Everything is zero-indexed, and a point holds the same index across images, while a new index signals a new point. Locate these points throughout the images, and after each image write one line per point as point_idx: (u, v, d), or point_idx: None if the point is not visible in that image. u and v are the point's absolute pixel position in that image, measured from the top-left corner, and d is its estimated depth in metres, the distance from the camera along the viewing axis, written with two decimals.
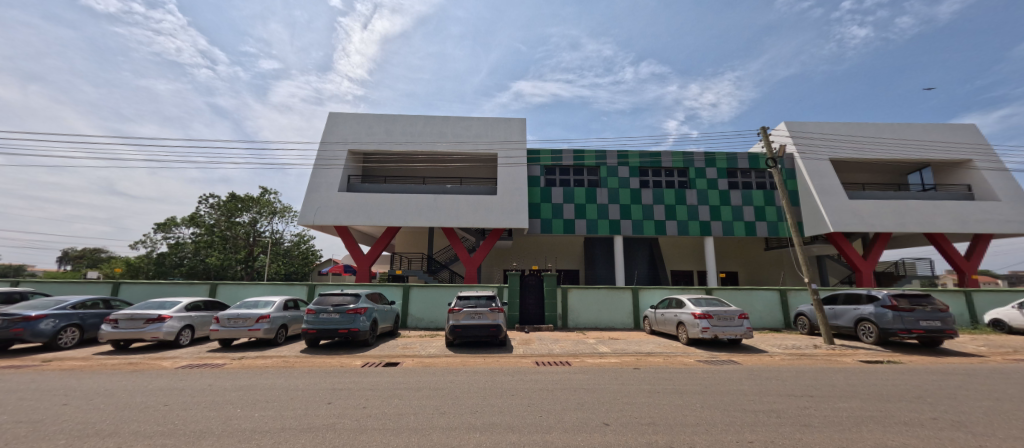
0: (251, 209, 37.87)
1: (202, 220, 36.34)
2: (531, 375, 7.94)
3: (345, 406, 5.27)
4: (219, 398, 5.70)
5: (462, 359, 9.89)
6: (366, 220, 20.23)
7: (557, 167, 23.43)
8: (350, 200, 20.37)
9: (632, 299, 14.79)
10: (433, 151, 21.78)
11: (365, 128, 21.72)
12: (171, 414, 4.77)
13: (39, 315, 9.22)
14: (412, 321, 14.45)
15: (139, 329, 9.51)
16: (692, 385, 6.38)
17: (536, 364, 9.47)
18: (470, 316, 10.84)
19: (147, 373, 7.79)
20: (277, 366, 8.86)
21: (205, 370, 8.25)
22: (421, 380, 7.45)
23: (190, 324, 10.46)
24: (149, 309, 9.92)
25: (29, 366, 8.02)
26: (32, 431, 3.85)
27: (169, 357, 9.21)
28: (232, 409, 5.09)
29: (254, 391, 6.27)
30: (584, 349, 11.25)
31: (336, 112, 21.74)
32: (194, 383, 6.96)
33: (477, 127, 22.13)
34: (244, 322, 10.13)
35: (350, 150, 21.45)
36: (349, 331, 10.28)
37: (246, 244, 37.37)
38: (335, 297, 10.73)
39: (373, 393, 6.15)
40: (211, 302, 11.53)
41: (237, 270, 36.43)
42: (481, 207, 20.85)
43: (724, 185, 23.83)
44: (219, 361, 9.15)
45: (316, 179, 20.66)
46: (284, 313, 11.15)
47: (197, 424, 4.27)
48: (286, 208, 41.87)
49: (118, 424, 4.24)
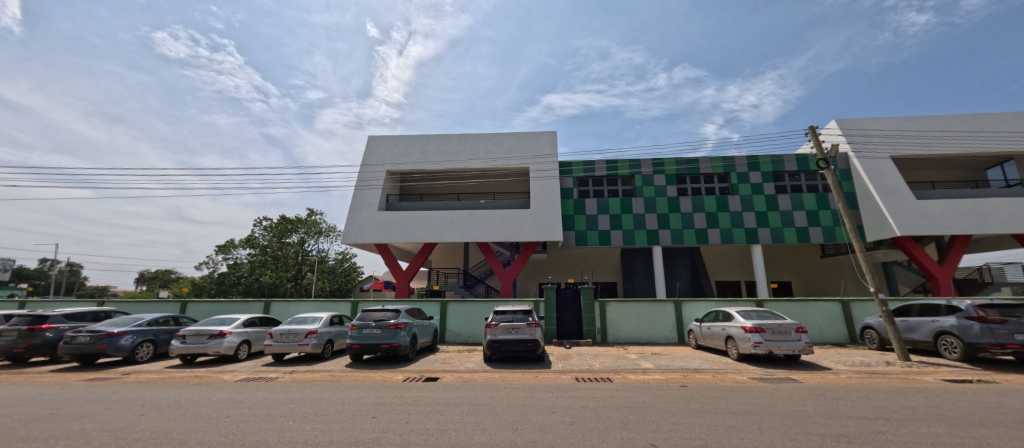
0: (299, 230, 40.30)
1: (257, 242, 38.98)
2: (572, 391, 7.74)
3: (387, 421, 5.38)
4: (274, 411, 6.02)
5: (502, 375, 9.83)
6: (404, 237, 20.82)
7: (589, 178, 23.22)
8: (389, 218, 21.09)
9: (674, 313, 14.12)
10: (466, 168, 22.21)
11: (401, 150, 22.62)
12: (228, 425, 5.09)
13: (120, 331, 10.18)
14: (450, 336, 14.60)
15: (202, 344, 10.23)
16: (747, 405, 5.95)
17: (577, 380, 9.23)
18: (507, 330, 10.78)
19: (210, 387, 8.36)
20: (325, 380, 9.25)
21: (260, 384, 8.76)
22: (459, 396, 7.46)
23: (247, 339, 11.16)
24: (211, 326, 10.68)
25: (112, 378, 8.86)
26: (112, 441, 4.23)
27: (229, 370, 9.86)
28: (285, 421, 5.35)
29: (304, 404, 6.58)
30: (625, 365, 10.84)
31: (375, 136, 22.86)
32: (252, 396, 7.40)
33: (509, 142, 22.44)
34: (294, 337, 10.66)
35: (388, 171, 22.36)
36: (389, 346, 10.56)
37: (295, 262, 39.74)
38: (376, 313, 11.08)
39: (415, 409, 6.25)
40: (265, 318, 12.24)
41: (287, 287, 38.80)
42: (515, 221, 20.92)
43: (770, 189, 22.52)
44: (272, 375, 9.68)
45: (358, 200, 21.62)
46: (330, 328, 11.62)
47: (255, 435, 4.55)
48: (332, 228, 44.18)
49: (186, 434, 4.58)
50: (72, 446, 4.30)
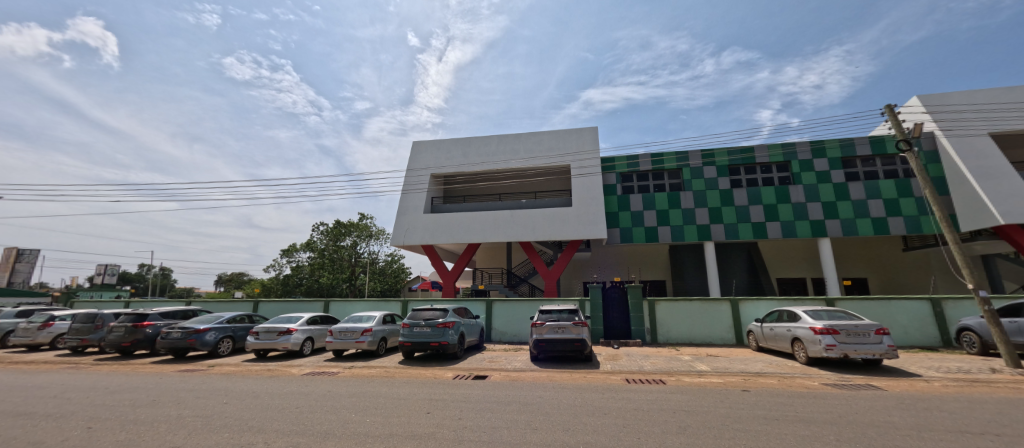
0: (352, 234, 42.87)
1: (315, 245, 42.01)
2: (622, 393, 7.54)
3: (440, 417, 5.54)
4: (338, 404, 6.44)
5: (549, 374, 9.79)
6: (449, 238, 21.36)
7: (633, 173, 22.53)
8: (434, 220, 21.76)
9: (731, 313, 13.29)
10: (507, 169, 22.38)
11: (444, 153, 23.27)
12: (298, 415, 5.50)
13: (205, 328, 11.38)
14: (496, 335, 14.79)
15: (273, 340, 11.19)
16: (818, 414, 5.46)
17: (627, 381, 8.97)
18: (553, 330, 10.70)
19: (281, 379, 9.11)
20: (381, 375, 9.73)
21: (324, 378, 9.41)
22: (508, 394, 7.53)
23: (311, 336, 12.02)
24: (280, 324, 11.62)
25: (200, 370, 9.94)
26: (203, 430, 4.74)
27: (297, 365, 10.68)
28: (348, 413, 5.69)
29: (363, 398, 6.95)
30: (678, 367, 10.36)
31: (419, 141, 23.70)
32: (316, 389, 7.96)
33: (549, 140, 22.32)
34: (351, 334, 11.30)
35: (432, 174, 23.07)
36: (439, 344, 10.89)
37: (350, 264, 42.32)
38: (426, 312, 11.47)
39: (466, 406, 6.38)
40: (325, 317, 13.11)
41: (343, 288, 41.43)
42: (557, 220, 20.75)
43: (839, 177, 20.56)
44: (334, 369, 10.36)
45: (405, 203, 22.51)
46: (384, 326, 12.20)
47: (322, 425, 4.89)
48: (382, 231, 46.58)
49: (263, 422, 5.02)
50: (171, 429, 4.86)
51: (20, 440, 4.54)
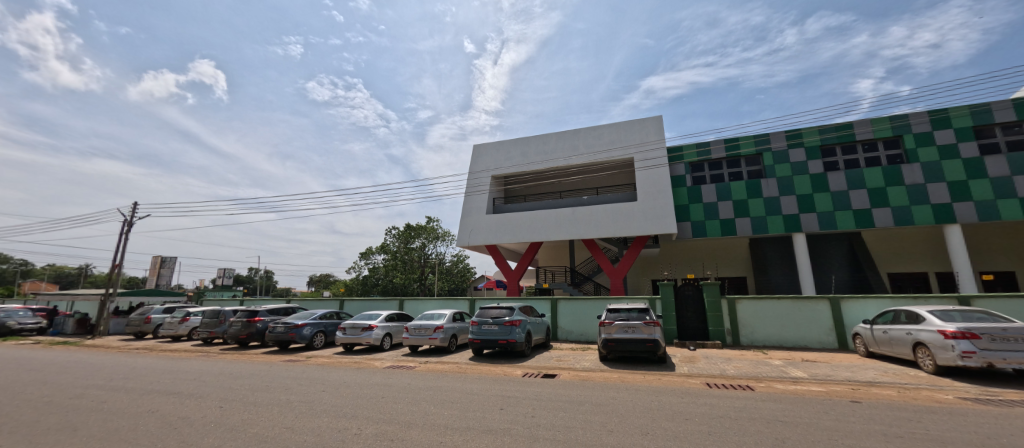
0: (421, 236, 45.58)
1: (389, 248, 45.38)
2: (702, 398, 7.04)
3: (514, 413, 5.63)
4: (418, 396, 6.85)
5: (621, 375, 9.46)
6: (512, 237, 21.69)
7: (704, 162, 21.00)
8: (497, 221, 22.25)
9: (830, 312, 11.78)
10: (567, 166, 22.14)
11: (503, 154, 23.69)
12: (385, 405, 5.96)
13: (302, 324, 12.85)
14: (562, 333, 14.68)
15: (358, 336, 12.25)
16: (956, 433, 4.59)
17: (708, 386, 8.34)
18: (623, 329, 10.32)
19: (366, 371, 9.96)
20: (454, 371, 10.17)
21: (403, 371, 10.10)
22: (578, 394, 7.42)
23: (389, 332, 12.97)
24: (363, 320, 12.70)
25: (301, 361, 11.24)
26: (307, 415, 5.33)
27: (379, 358, 11.61)
28: (427, 405, 6.02)
29: (440, 392, 7.32)
30: (767, 372, 9.40)
31: (479, 144, 24.41)
32: (397, 382, 8.56)
33: (610, 134, 21.66)
34: (425, 331, 11.97)
35: (492, 176, 23.61)
36: (507, 342, 11.08)
37: (419, 265, 45.05)
38: (493, 310, 11.74)
39: (537, 403, 6.41)
40: (401, 314, 14.04)
41: (414, 287, 44.25)
42: (621, 215, 20.06)
43: (969, 151, 17.31)
44: (411, 364, 11.06)
45: (468, 205, 23.31)
46: (454, 324, 12.73)
47: (406, 416, 5.23)
48: (447, 233, 48.90)
49: (355, 411, 5.53)
50: (282, 412, 5.55)
51: (173, 415, 5.48)
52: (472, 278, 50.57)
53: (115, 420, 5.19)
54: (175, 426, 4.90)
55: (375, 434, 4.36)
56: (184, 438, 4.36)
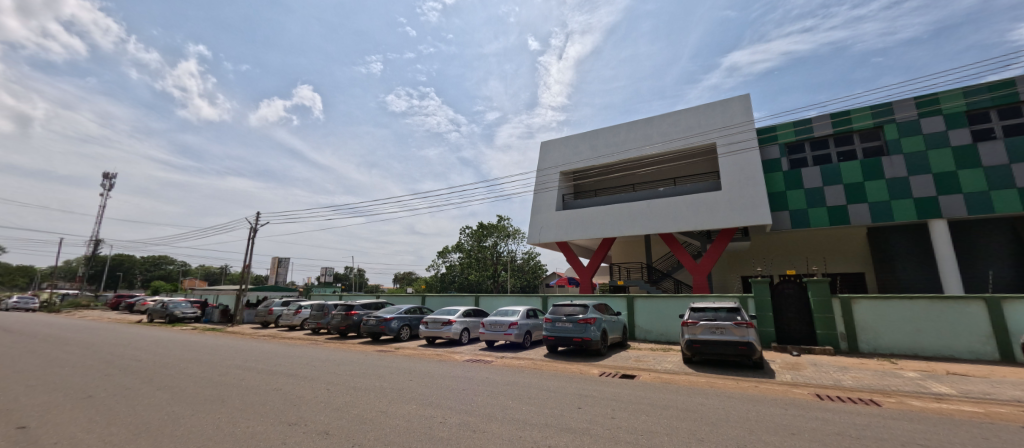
0: (493, 235, 47.16)
1: (464, 247, 47.74)
2: (811, 411, 6.17)
3: (593, 413, 5.51)
4: (497, 390, 7.07)
5: (709, 380, 8.73)
6: (583, 234, 21.32)
7: (805, 141, 18.43)
8: (567, 217, 22.03)
9: (987, 316, 9.55)
10: (640, 157, 21.08)
11: (572, 149, 23.35)
12: (465, 396, 6.27)
13: (390, 317, 14.11)
14: (640, 333, 14.05)
15: (439, 329, 13.08)
16: None
17: (818, 398, 7.29)
18: (709, 330, 9.49)
19: (448, 364, 10.58)
20: (530, 367, 10.32)
21: (481, 365, 10.53)
22: (661, 397, 7.02)
23: (467, 327, 13.63)
24: (443, 315, 13.51)
25: (391, 351, 12.36)
26: (399, 401, 5.82)
27: (459, 352, 12.27)
28: (506, 400, 6.18)
29: (518, 387, 7.47)
30: (898, 386, 7.91)
31: (547, 141, 24.38)
32: (476, 375, 8.94)
33: (688, 119, 20.12)
34: (500, 327, 12.33)
35: (561, 171, 23.42)
36: (582, 340, 10.91)
37: (492, 263, 46.68)
38: (566, 307, 11.66)
39: (617, 405, 6.20)
40: (477, 310, 14.66)
41: (488, 284, 46.02)
42: (703, 206, 18.52)
43: None
44: (489, 358, 11.49)
45: (537, 202, 23.43)
46: (528, 321, 12.91)
47: (486, 409, 5.44)
48: (518, 231, 49.87)
49: (440, 400, 5.89)
50: (378, 397, 6.14)
51: (292, 394, 6.40)
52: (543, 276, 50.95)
53: (250, 395, 6.22)
54: (293, 404, 5.70)
55: (459, 424, 4.58)
56: (300, 414, 5.05)
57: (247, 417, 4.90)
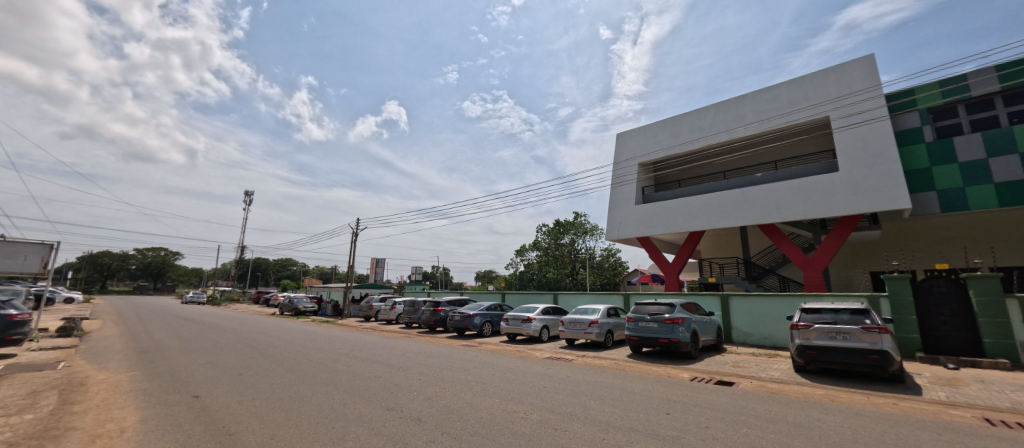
0: (570, 232, 46.77)
1: (541, 244, 48.10)
2: (978, 440, 4.93)
3: (684, 421, 5.13)
4: (578, 389, 7.01)
5: (829, 393, 7.50)
6: (667, 228, 19.97)
7: (959, 104, 14.81)
8: (648, 211, 20.83)
9: None
10: (733, 140, 18.98)
11: (651, 138, 21.99)
12: (546, 394, 6.32)
13: (473, 314, 14.86)
14: (738, 335, 12.69)
15: (519, 326, 13.40)
16: None
17: (990, 424, 5.77)
18: (827, 335, 8.06)
19: (528, 360, 10.79)
20: (612, 367, 10.01)
21: (561, 363, 10.54)
22: (766, 409, 6.24)
23: (547, 324, 13.72)
24: (522, 313, 13.80)
25: (475, 346, 13.02)
26: (483, 395, 6.11)
27: (539, 349, 12.42)
28: (588, 399, 6.08)
29: (600, 387, 7.30)
30: None
31: (623, 132, 23.32)
32: (557, 373, 8.97)
33: (790, 92, 17.56)
34: (579, 325, 12.17)
35: (639, 163, 22.21)
36: (669, 341, 10.20)
37: (570, 260, 46.35)
38: (650, 306, 11.03)
39: (711, 414, 5.68)
40: (556, 308, 14.67)
41: (567, 282, 45.91)
42: (815, 192, 16.02)
43: None
44: (569, 356, 11.43)
45: (615, 197, 22.56)
46: (608, 319, 12.51)
47: (568, 407, 5.44)
48: (596, 228, 48.74)
49: (522, 396, 6.06)
50: (465, 389, 6.53)
51: (390, 381, 7.13)
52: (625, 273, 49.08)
53: (357, 381, 7.09)
54: (391, 391, 6.36)
55: (541, 421, 4.65)
56: (397, 401, 5.61)
57: (355, 400, 5.60)
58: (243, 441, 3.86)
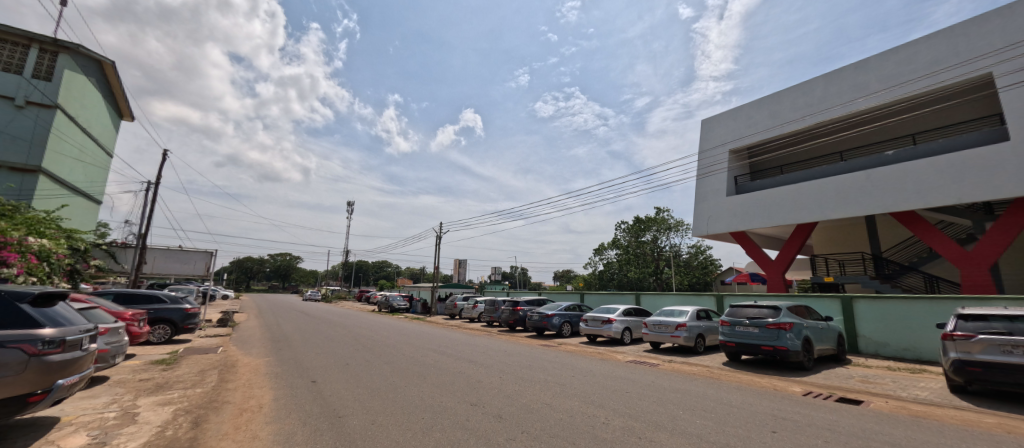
0: (651, 229, 44.18)
1: (620, 243, 46.11)
2: None
3: (793, 442, 4.46)
4: (664, 396, 6.55)
5: (1007, 423, 5.84)
6: (767, 221, 17.67)
7: None
8: (743, 202, 18.64)
9: None
10: (850, 114, 16.04)
11: (744, 121, 19.63)
12: (628, 399, 6.04)
13: (551, 314, 14.85)
14: (867, 346, 10.66)
15: (599, 328, 13.03)
16: None
17: None
18: (998, 350, 5.95)
19: (609, 363, 10.43)
20: (704, 375, 9.16)
21: (646, 368, 9.97)
22: (910, 436, 5.10)
23: (628, 326, 13.11)
24: (602, 314, 13.39)
25: (555, 347, 12.99)
26: (562, 396, 6.07)
27: (621, 352, 11.91)
28: (675, 409, 5.66)
29: (690, 397, 6.73)
30: None
31: (709, 117, 21.23)
32: (641, 378, 8.50)
33: (934, 48, 14.21)
34: (665, 328, 11.37)
35: (730, 150, 19.98)
36: (774, 349, 8.94)
37: (653, 259, 43.80)
38: (749, 309, 9.86)
39: (831, 436, 4.84)
40: (639, 310, 13.93)
41: (650, 282, 43.59)
42: (975, 169, 12.75)
43: None
44: (654, 361, 10.75)
45: (702, 189, 20.63)
46: (699, 323, 11.47)
47: (653, 415, 5.13)
48: (681, 223, 45.30)
49: (602, 400, 5.89)
50: (544, 389, 6.56)
51: (473, 378, 7.49)
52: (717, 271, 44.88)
53: (443, 376, 7.59)
54: (473, 387, 6.67)
55: (622, 428, 4.45)
56: (479, 397, 5.87)
57: (441, 394, 6.00)
58: (350, 423, 4.41)
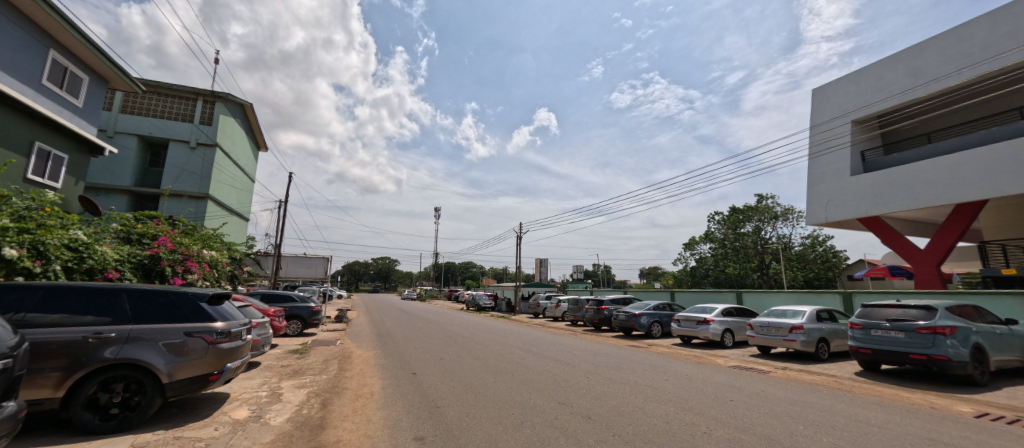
0: (752, 219, 39.51)
1: (715, 236, 41.94)
2: None
3: None
4: (777, 408, 5.78)
5: None
6: (909, 202, 14.57)
7: None
8: (873, 182, 15.65)
9: None
10: None
11: (870, 84, 16.40)
12: (733, 409, 5.46)
13: (639, 313, 14.14)
14: None
15: (694, 328, 12.03)
16: None
17: None
18: None
19: (708, 367, 9.56)
20: (829, 386, 7.87)
21: (753, 374, 8.92)
22: None
23: (729, 328, 11.86)
24: (697, 313, 12.34)
25: (644, 348, 12.34)
26: (655, 400, 5.73)
27: (722, 356, 10.83)
28: (793, 423, 4.97)
29: (811, 410, 5.83)
30: None
31: (823, 85, 18.21)
32: (747, 386, 7.63)
33: None
34: (777, 331, 10.03)
35: (853, 120, 16.86)
36: (928, 359, 7.23)
37: (756, 252, 39.14)
38: (889, 310, 8.21)
39: None
40: (741, 309, 12.53)
41: (754, 278, 39.19)
42: None
43: None
44: (764, 367, 9.54)
45: (817, 169, 17.82)
46: (820, 325, 9.87)
47: (765, 429, 4.56)
48: (789, 211, 39.72)
49: (701, 408, 5.43)
50: (635, 392, 6.26)
51: (561, 377, 7.48)
52: (841, 264, 38.53)
53: (531, 373, 7.73)
54: (561, 385, 6.66)
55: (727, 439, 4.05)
56: (566, 396, 5.83)
57: (530, 391, 6.12)
58: (447, 413, 4.72)
